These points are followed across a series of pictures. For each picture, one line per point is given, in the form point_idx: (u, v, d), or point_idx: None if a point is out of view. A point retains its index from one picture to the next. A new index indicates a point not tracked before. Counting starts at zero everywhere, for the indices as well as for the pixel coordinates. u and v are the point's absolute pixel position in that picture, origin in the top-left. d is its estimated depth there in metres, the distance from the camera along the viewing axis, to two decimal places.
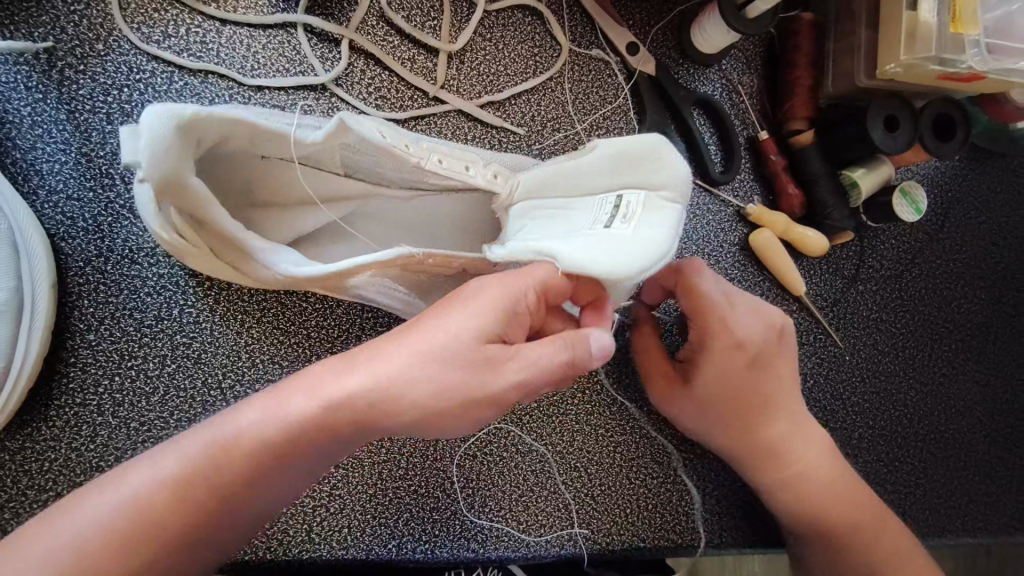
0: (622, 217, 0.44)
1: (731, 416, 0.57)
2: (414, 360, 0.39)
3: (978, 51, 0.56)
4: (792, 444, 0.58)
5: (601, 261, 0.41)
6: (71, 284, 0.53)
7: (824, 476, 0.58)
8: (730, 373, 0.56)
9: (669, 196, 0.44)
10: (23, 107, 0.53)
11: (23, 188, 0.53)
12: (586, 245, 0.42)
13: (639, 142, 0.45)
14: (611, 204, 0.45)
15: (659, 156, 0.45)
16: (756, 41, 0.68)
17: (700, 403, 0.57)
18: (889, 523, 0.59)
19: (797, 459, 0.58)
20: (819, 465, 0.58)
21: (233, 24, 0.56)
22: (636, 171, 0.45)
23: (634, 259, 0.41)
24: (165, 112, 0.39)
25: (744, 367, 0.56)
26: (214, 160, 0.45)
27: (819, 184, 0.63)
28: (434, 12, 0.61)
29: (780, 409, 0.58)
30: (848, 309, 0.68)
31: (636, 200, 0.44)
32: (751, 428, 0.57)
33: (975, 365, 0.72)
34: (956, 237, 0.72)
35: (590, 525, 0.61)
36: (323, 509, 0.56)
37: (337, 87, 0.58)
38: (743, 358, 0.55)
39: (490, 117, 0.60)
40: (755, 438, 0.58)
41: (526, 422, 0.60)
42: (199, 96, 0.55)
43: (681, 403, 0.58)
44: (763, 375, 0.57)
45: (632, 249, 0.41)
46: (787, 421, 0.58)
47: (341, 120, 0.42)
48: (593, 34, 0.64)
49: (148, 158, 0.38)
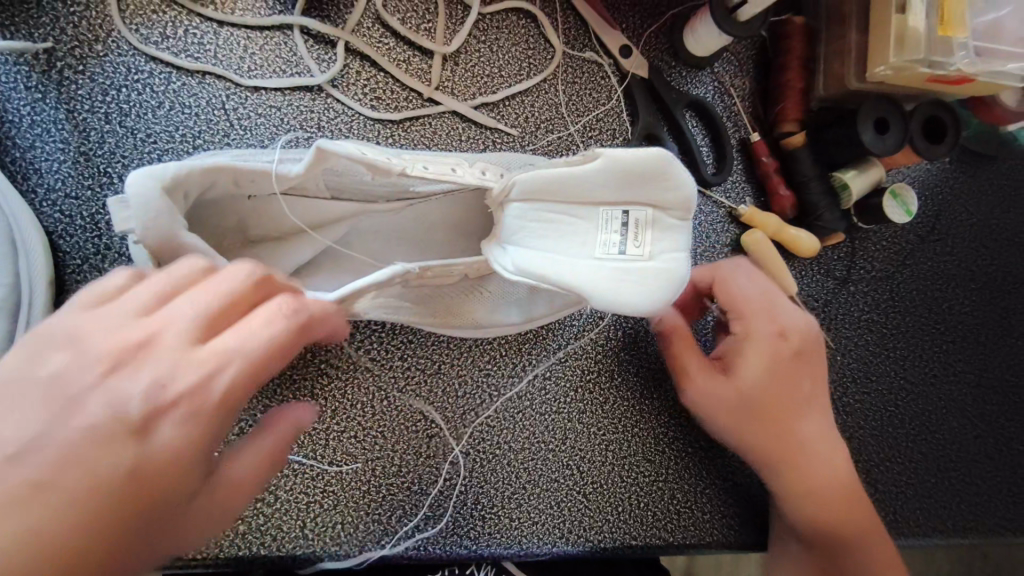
0: (634, 240, 0.43)
1: (762, 410, 0.56)
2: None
3: (966, 53, 0.57)
4: (817, 444, 0.58)
5: (631, 299, 0.42)
6: (69, 281, 0.53)
7: (837, 482, 0.57)
8: (772, 364, 0.56)
9: (676, 215, 0.43)
10: (22, 107, 0.53)
11: (21, 187, 0.53)
12: (606, 277, 0.42)
13: (645, 154, 0.42)
14: (619, 220, 0.44)
15: (667, 172, 0.42)
16: (749, 44, 0.69)
17: (740, 388, 0.56)
18: (876, 533, 0.58)
19: (817, 459, 0.57)
20: (833, 471, 0.58)
21: (230, 25, 0.57)
22: (643, 186, 0.43)
23: (661, 294, 0.42)
24: (146, 176, 0.39)
25: (787, 359, 0.57)
26: (203, 205, 0.46)
27: (810, 186, 0.64)
28: (429, 14, 0.61)
29: (811, 408, 0.58)
30: (839, 310, 0.69)
31: (643, 219, 0.43)
32: (782, 422, 0.57)
33: (966, 367, 0.72)
34: (946, 239, 0.72)
35: (583, 523, 0.61)
36: (316, 505, 0.57)
37: (332, 87, 0.58)
38: (785, 352, 0.56)
39: (483, 118, 0.61)
40: (788, 431, 0.57)
41: (519, 421, 0.61)
42: (196, 96, 0.56)
43: (723, 387, 0.56)
44: (803, 373, 0.57)
45: (655, 280, 0.42)
46: (816, 424, 0.58)
47: (320, 148, 0.41)
48: (586, 37, 0.65)
49: (140, 222, 0.39)
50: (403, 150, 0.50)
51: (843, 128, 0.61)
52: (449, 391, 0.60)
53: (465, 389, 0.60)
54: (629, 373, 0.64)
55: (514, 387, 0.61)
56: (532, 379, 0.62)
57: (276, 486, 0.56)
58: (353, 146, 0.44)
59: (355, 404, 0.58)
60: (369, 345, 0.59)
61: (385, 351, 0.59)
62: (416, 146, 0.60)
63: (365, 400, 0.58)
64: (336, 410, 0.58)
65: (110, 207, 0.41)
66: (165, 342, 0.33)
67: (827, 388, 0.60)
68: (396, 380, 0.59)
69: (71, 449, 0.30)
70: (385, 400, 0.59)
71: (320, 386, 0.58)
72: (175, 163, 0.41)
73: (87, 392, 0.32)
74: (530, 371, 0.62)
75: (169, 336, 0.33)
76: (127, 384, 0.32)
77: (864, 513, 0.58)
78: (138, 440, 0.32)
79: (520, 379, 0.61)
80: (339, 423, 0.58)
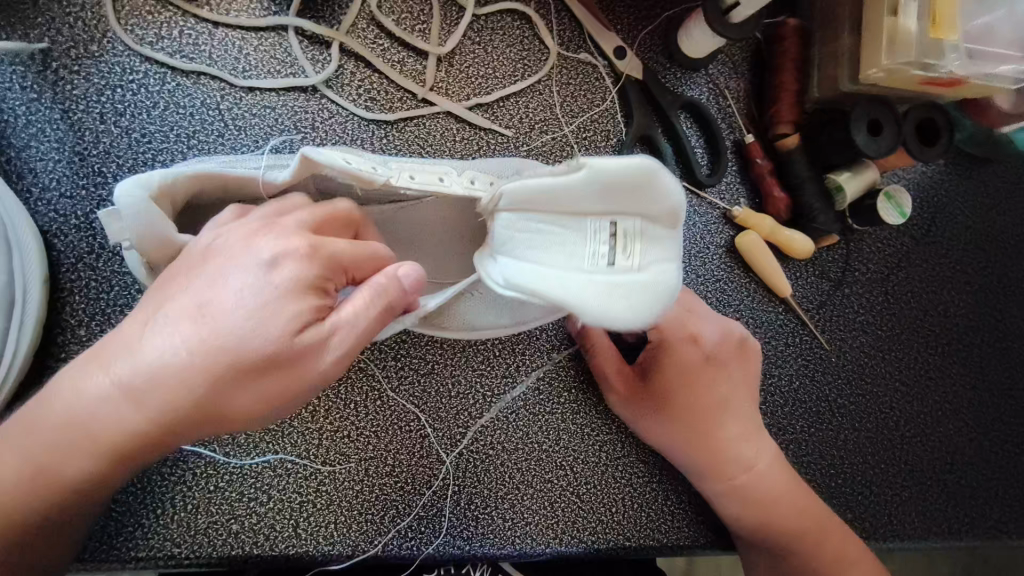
0: (623, 252, 0.43)
1: (685, 415, 0.58)
2: (85, 418, 0.38)
3: (957, 56, 0.57)
4: (743, 447, 0.58)
5: (620, 314, 0.41)
6: (63, 280, 0.53)
7: (773, 482, 0.58)
8: (684, 367, 0.58)
9: (664, 224, 0.43)
10: (17, 106, 0.54)
11: (17, 186, 0.53)
12: (593, 292, 0.41)
13: (633, 163, 0.42)
14: (607, 232, 0.44)
15: (655, 183, 0.42)
16: (743, 46, 0.69)
17: (657, 395, 0.58)
18: (828, 529, 0.59)
19: (746, 464, 0.58)
20: (766, 472, 0.58)
21: (224, 26, 0.57)
22: (632, 197, 0.43)
23: (649, 305, 0.41)
24: (138, 183, 0.40)
25: (699, 362, 0.58)
26: (195, 211, 0.46)
27: (803, 188, 0.64)
28: (424, 16, 0.62)
29: (733, 409, 0.59)
30: (834, 311, 0.69)
31: (632, 231, 0.43)
32: (701, 425, 0.58)
33: (961, 368, 0.72)
34: (942, 241, 0.72)
35: (576, 524, 0.61)
36: (309, 505, 0.57)
37: (327, 88, 0.59)
38: (698, 355, 0.58)
39: (478, 119, 0.61)
40: (709, 433, 0.58)
41: (513, 421, 0.61)
42: (190, 97, 0.56)
43: (642, 398, 0.58)
44: (720, 376, 0.59)
45: (642, 294, 0.41)
46: (739, 424, 0.59)
47: (303, 157, 0.42)
48: (581, 39, 0.65)
49: (137, 225, 0.40)
50: (396, 155, 0.50)
51: (836, 130, 0.62)
52: (442, 391, 0.60)
53: (459, 389, 0.60)
54: None
55: (508, 388, 0.61)
56: (526, 379, 0.62)
57: (269, 486, 0.56)
58: (335, 153, 0.43)
59: (349, 404, 0.58)
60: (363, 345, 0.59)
61: (378, 351, 0.59)
62: (411, 147, 0.60)
63: (358, 400, 0.59)
64: (329, 409, 0.58)
65: (103, 218, 0.42)
66: (286, 221, 0.40)
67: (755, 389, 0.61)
68: (390, 380, 0.59)
69: (220, 279, 0.37)
70: (379, 400, 0.59)
71: None
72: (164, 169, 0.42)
73: (233, 247, 0.38)
74: (525, 372, 0.62)
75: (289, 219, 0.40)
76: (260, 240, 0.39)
77: (805, 510, 0.59)
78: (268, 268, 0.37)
79: (514, 380, 0.61)
80: (333, 422, 0.58)
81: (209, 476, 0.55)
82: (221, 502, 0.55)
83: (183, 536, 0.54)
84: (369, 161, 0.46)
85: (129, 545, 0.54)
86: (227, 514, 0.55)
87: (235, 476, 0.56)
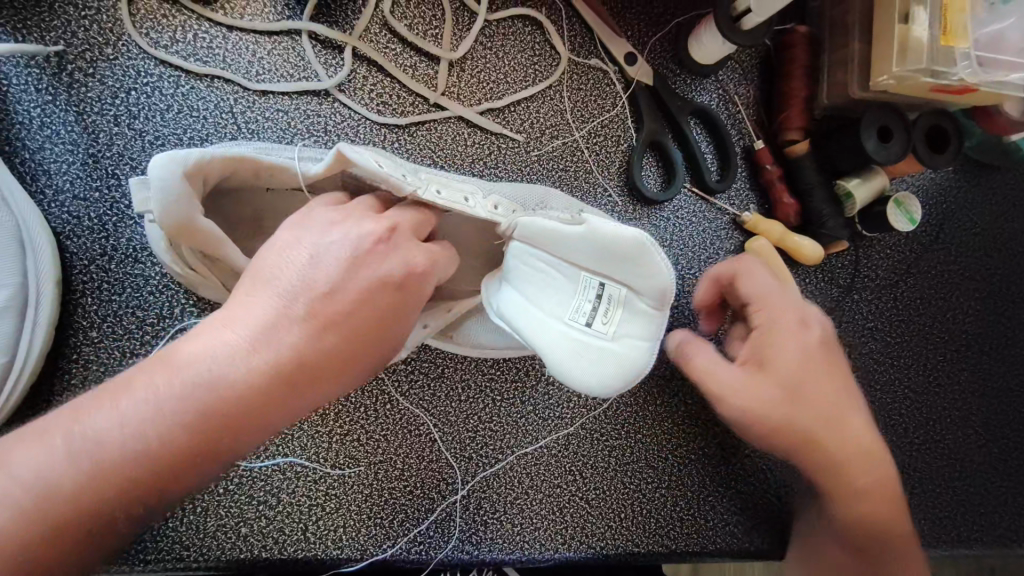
0: (601, 316, 0.40)
1: (817, 419, 0.49)
2: (200, 414, 0.34)
3: (967, 63, 0.56)
4: (866, 442, 0.52)
5: (577, 376, 0.39)
6: (76, 281, 0.53)
7: (882, 479, 0.54)
8: (818, 363, 0.48)
9: (650, 303, 0.40)
10: (32, 108, 0.54)
11: (30, 188, 0.54)
12: (560, 347, 0.39)
13: (623, 233, 0.38)
14: (593, 292, 0.40)
15: (642, 258, 0.38)
16: (753, 53, 0.69)
17: (793, 401, 0.47)
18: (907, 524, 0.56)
19: (868, 465, 0.52)
20: (879, 469, 0.53)
21: (239, 30, 0.58)
22: (620, 264, 0.39)
23: (613, 377, 0.39)
24: (169, 161, 0.39)
25: (826, 356, 0.48)
26: (221, 191, 0.46)
27: (813, 194, 0.64)
28: (436, 21, 0.62)
29: (857, 404, 0.51)
30: (842, 318, 0.69)
31: (616, 297, 0.40)
32: (837, 426, 0.50)
33: (970, 376, 0.72)
34: (951, 248, 0.72)
35: (585, 529, 0.61)
36: (319, 508, 0.57)
37: (339, 92, 0.59)
38: (829, 346, 0.49)
39: (490, 124, 0.61)
40: (840, 435, 0.50)
41: (522, 426, 0.61)
42: (204, 100, 0.56)
43: (760, 392, 0.47)
44: (845, 369, 0.50)
45: (610, 364, 0.39)
46: (861, 421, 0.52)
47: (339, 152, 0.41)
48: (592, 44, 0.65)
49: (161, 206, 0.39)
50: (420, 170, 0.49)
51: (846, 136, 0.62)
52: (452, 396, 0.60)
53: (469, 394, 0.60)
54: None
55: (517, 392, 0.61)
56: (535, 384, 0.62)
57: (278, 489, 0.56)
58: (367, 154, 0.43)
59: (359, 407, 0.58)
60: None
61: None
62: (422, 151, 0.60)
63: (368, 403, 0.58)
64: (340, 413, 0.58)
65: (130, 186, 0.42)
66: (400, 230, 0.41)
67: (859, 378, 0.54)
68: (400, 384, 0.59)
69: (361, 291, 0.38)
70: (389, 404, 0.59)
71: None
72: (198, 148, 0.41)
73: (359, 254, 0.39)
74: (534, 376, 0.62)
75: (400, 227, 0.41)
76: (385, 255, 0.40)
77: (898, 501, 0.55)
78: (398, 289, 0.40)
79: (524, 384, 0.61)
80: (343, 426, 0.58)
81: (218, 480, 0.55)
82: (230, 505, 0.55)
83: (192, 539, 0.54)
84: (397, 168, 0.45)
85: (139, 548, 0.54)
86: (236, 518, 0.55)
87: (245, 479, 0.56)
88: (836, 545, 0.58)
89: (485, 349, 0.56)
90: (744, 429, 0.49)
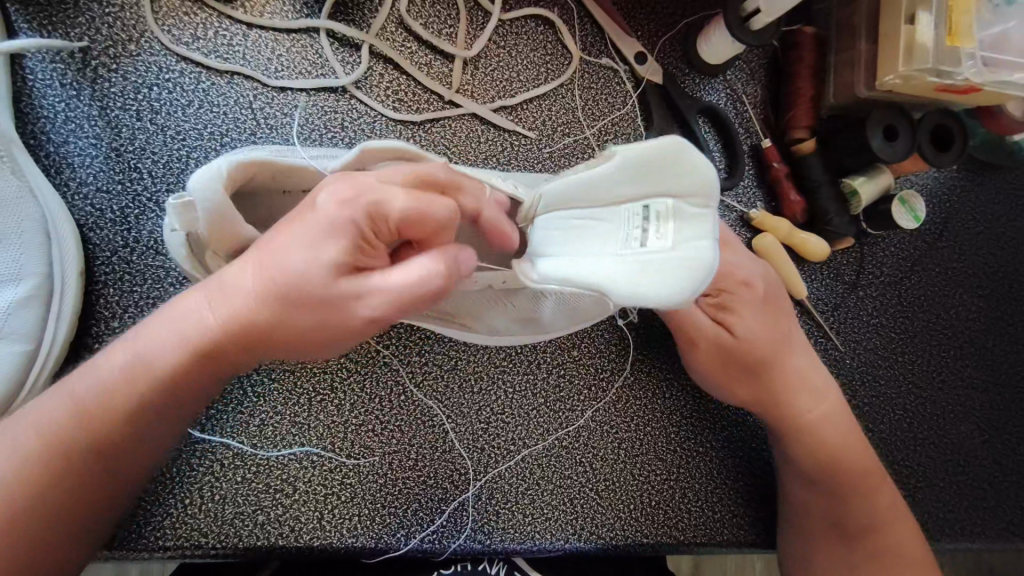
0: (654, 232, 0.38)
1: (759, 365, 0.56)
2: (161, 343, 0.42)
3: (972, 63, 0.58)
4: (814, 380, 0.59)
5: (642, 293, 0.36)
6: (98, 272, 0.54)
7: (840, 430, 0.59)
8: (757, 312, 0.56)
9: (697, 204, 0.38)
10: (57, 103, 0.55)
11: (55, 180, 0.55)
12: (616, 274, 0.38)
13: (654, 142, 0.39)
14: (638, 215, 0.39)
15: (678, 157, 0.38)
16: (761, 53, 0.70)
17: (741, 346, 0.55)
18: (886, 489, 0.60)
19: (817, 406, 0.58)
20: (830, 414, 0.59)
21: (259, 28, 0.59)
22: (657, 177, 0.39)
23: (678, 281, 0.36)
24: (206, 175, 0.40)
25: (760, 305, 0.56)
26: (238, 197, 0.47)
27: (820, 191, 0.65)
28: (451, 20, 0.63)
29: (798, 347, 0.59)
30: (848, 314, 0.70)
31: (664, 210, 0.38)
32: (779, 370, 0.57)
33: (973, 372, 0.73)
34: (954, 246, 0.73)
35: (595, 520, 0.62)
36: (334, 497, 0.58)
37: (356, 89, 0.60)
38: (760, 298, 0.56)
39: (502, 121, 0.63)
40: (784, 377, 0.57)
41: (534, 418, 0.62)
42: (224, 95, 0.58)
43: (716, 336, 0.56)
44: (779, 315, 0.57)
45: (673, 270, 0.36)
46: (805, 360, 0.59)
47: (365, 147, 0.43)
48: (603, 44, 0.66)
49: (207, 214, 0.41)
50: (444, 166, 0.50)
51: (853, 135, 0.63)
52: (465, 387, 0.61)
53: (481, 386, 0.61)
54: (642, 372, 0.65)
55: (529, 383, 0.62)
56: (546, 376, 0.63)
57: (294, 477, 0.57)
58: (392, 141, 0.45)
59: (372, 397, 0.59)
60: (387, 343, 0.60)
61: (404, 346, 0.61)
62: (436, 147, 0.61)
63: (383, 395, 0.60)
64: (355, 402, 0.59)
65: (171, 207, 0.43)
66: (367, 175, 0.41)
67: (799, 324, 0.61)
68: (414, 375, 0.60)
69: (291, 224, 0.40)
70: (403, 395, 0.60)
71: (339, 379, 0.59)
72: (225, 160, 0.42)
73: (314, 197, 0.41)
74: (544, 369, 0.63)
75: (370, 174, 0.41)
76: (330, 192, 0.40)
77: (865, 448, 0.60)
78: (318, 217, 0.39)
79: (535, 376, 0.62)
80: (358, 416, 0.59)
81: (236, 467, 0.56)
82: (247, 493, 0.56)
83: (210, 527, 0.55)
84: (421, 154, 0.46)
85: (158, 535, 0.54)
86: (253, 505, 0.56)
87: (262, 468, 0.57)
88: (844, 528, 0.59)
89: (500, 337, 0.58)
90: (699, 376, 0.58)
